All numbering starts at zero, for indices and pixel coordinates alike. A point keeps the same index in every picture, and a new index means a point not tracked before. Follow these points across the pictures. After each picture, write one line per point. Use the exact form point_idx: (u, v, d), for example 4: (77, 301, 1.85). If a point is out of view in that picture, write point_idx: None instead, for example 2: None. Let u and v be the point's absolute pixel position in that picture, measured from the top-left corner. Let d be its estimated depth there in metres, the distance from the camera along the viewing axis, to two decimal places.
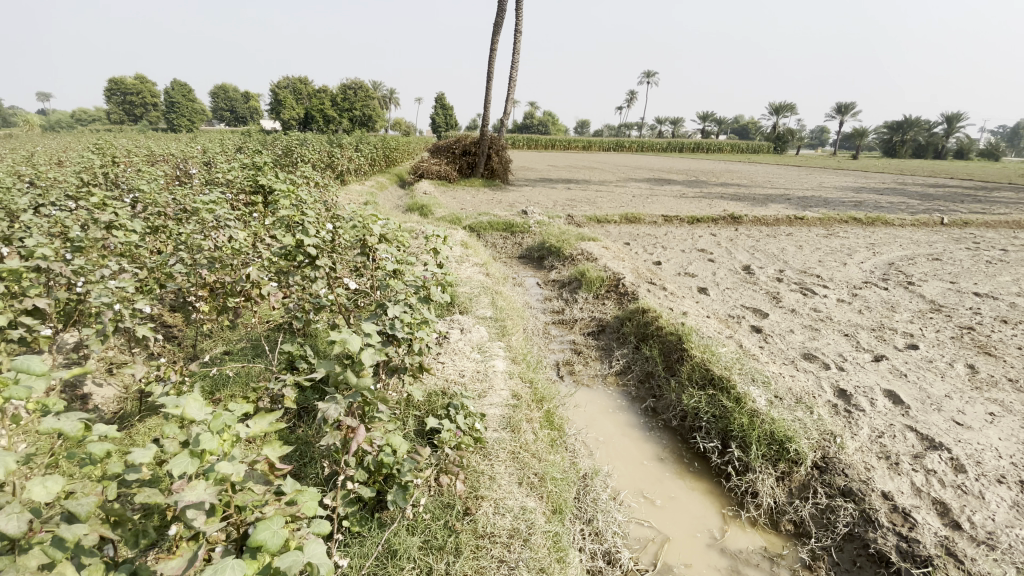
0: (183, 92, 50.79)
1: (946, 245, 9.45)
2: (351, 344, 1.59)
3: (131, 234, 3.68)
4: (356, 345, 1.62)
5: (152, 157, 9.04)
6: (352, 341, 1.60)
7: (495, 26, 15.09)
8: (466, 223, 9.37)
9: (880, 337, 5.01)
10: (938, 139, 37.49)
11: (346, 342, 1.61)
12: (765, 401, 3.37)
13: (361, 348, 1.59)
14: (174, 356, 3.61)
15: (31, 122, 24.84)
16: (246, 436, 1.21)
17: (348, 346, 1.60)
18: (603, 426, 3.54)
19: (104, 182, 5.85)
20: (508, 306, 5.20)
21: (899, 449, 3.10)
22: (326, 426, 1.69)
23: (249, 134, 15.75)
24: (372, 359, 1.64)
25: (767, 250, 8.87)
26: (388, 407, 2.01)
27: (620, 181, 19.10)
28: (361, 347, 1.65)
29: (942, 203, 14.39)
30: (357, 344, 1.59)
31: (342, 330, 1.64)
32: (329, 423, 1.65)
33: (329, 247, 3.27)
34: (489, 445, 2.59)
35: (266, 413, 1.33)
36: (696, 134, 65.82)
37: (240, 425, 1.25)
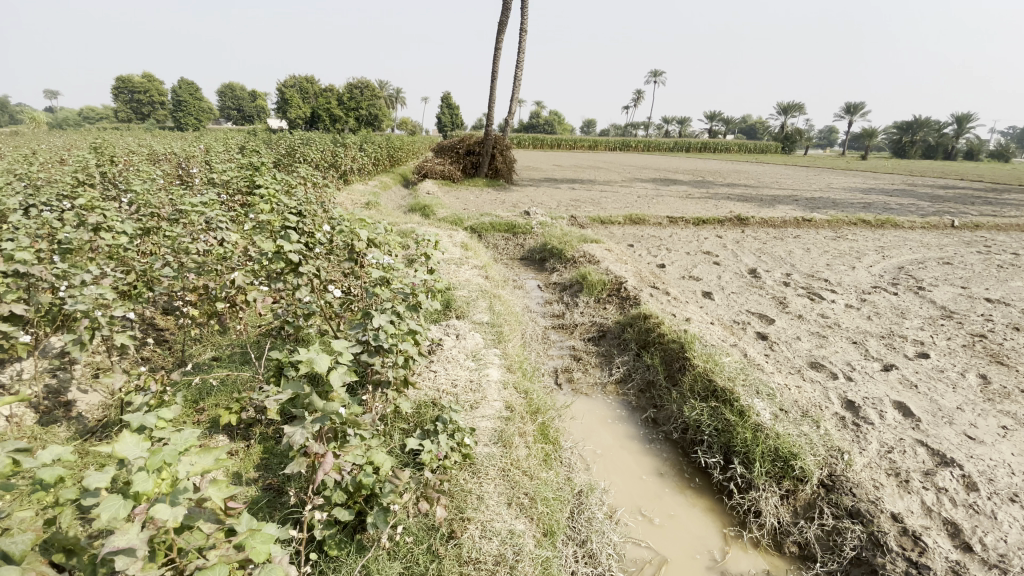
0: (190, 91, 51.12)
1: (957, 248, 9.24)
2: (318, 365, 1.53)
3: (119, 236, 3.59)
4: (325, 364, 1.55)
5: (154, 156, 8.99)
6: (320, 361, 1.54)
7: (500, 26, 15.01)
8: (468, 224, 9.26)
9: (889, 345, 4.85)
10: (948, 140, 37.00)
11: (313, 362, 1.55)
12: (770, 414, 3.23)
13: (329, 369, 1.53)
14: (162, 362, 3.52)
15: (41, 121, 25.09)
16: (187, 474, 1.10)
17: (316, 366, 1.54)
18: (601, 438, 3.42)
19: (101, 181, 5.78)
20: (506, 310, 5.08)
21: (909, 465, 2.96)
22: (293, 450, 1.60)
23: (254, 133, 15.69)
24: (341, 380, 1.60)
25: (773, 253, 8.71)
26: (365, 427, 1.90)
27: (625, 182, 18.94)
28: (330, 366, 1.58)
29: (952, 205, 14.12)
30: (326, 364, 1.53)
31: (309, 350, 1.58)
32: (295, 449, 1.57)
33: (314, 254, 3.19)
34: (478, 461, 2.48)
35: (213, 448, 1.21)
36: (703, 133, 65.37)
37: (181, 461, 1.15)
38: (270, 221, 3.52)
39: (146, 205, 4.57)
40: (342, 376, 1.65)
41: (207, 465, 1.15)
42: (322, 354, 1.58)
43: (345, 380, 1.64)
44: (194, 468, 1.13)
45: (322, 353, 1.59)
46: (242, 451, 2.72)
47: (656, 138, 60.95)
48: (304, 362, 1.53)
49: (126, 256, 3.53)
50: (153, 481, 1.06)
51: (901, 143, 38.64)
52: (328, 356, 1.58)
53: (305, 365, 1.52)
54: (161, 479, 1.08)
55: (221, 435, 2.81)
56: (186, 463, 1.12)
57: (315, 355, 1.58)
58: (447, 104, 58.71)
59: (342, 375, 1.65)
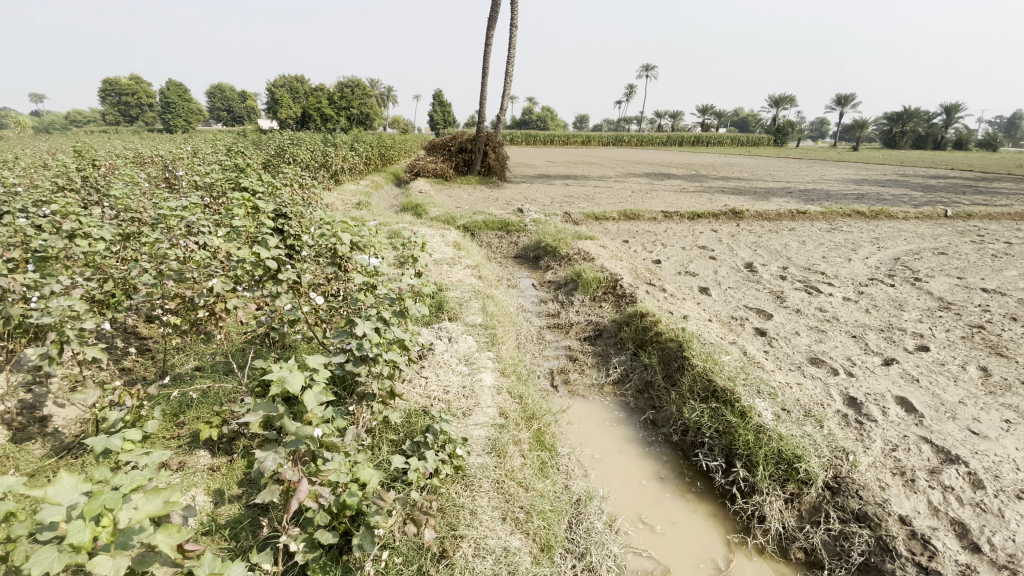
0: (180, 92, 50.69)
1: (951, 238, 9.20)
2: (289, 386, 1.42)
3: (96, 243, 3.42)
4: (297, 385, 1.44)
5: (140, 159, 8.77)
6: (291, 382, 1.42)
7: (490, 21, 14.82)
8: (461, 223, 9.13)
9: (889, 338, 4.78)
10: (938, 130, 37.09)
11: (284, 383, 1.44)
12: (772, 414, 3.14)
13: (301, 391, 1.42)
14: (143, 373, 3.39)
15: (23, 124, 24.68)
16: (130, 520, 1.09)
17: (288, 387, 1.43)
18: (598, 442, 3.32)
19: (81, 184, 5.61)
20: (500, 311, 4.97)
21: (914, 463, 2.88)
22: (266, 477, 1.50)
23: (244, 134, 15.44)
24: (315, 402, 1.49)
25: (768, 246, 8.63)
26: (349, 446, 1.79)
27: (619, 177, 18.85)
28: (303, 387, 1.47)
29: (943, 194, 14.12)
30: (298, 386, 1.42)
31: (280, 368, 1.48)
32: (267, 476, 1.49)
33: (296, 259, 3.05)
34: (470, 473, 2.38)
35: (160, 489, 1.20)
36: (695, 128, 65.30)
37: (125, 505, 1.14)
38: (249, 224, 3.37)
39: (126, 210, 4.40)
40: (318, 395, 1.53)
41: (153, 509, 1.14)
42: (294, 372, 1.47)
43: (321, 401, 1.52)
44: (138, 512, 1.12)
45: (295, 370, 1.48)
46: (224, 467, 2.60)
47: (649, 132, 60.92)
48: (274, 383, 1.42)
49: (104, 263, 3.39)
50: (93, 530, 1.04)
51: (891, 135, 38.72)
52: (301, 375, 1.47)
53: (276, 385, 1.42)
54: (102, 526, 1.07)
55: (202, 450, 2.69)
56: (129, 508, 1.12)
57: (287, 373, 1.47)
58: (439, 101, 58.35)
59: (318, 395, 1.53)
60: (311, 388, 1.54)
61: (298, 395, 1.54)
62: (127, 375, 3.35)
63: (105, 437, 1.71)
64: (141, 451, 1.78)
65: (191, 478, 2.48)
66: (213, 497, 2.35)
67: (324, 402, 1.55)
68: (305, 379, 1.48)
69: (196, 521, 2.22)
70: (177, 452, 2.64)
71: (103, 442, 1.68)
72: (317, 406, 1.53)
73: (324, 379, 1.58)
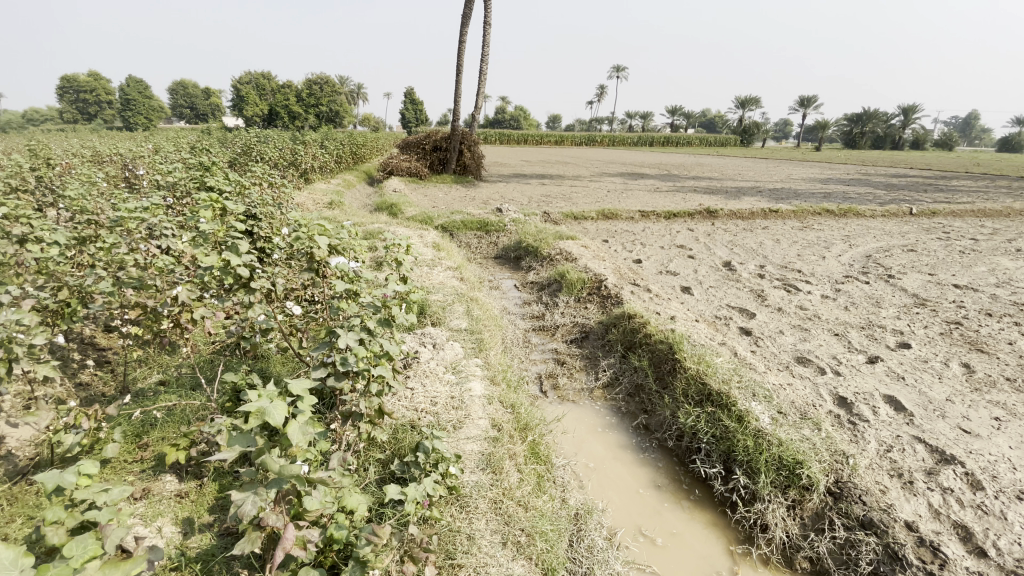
0: (138, 88, 48.61)
1: (918, 235, 9.49)
2: (271, 419, 1.23)
3: (49, 247, 3.05)
4: (279, 417, 1.25)
5: (97, 157, 8.24)
6: (272, 413, 1.24)
7: (464, 18, 14.63)
8: (438, 223, 8.91)
9: (871, 336, 4.82)
10: (896, 131, 38.61)
11: (264, 415, 1.25)
12: (769, 419, 3.08)
13: (284, 425, 1.23)
14: (102, 389, 3.11)
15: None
16: None
17: (269, 420, 1.24)
18: (592, 450, 3.20)
19: (28, 182, 5.18)
20: (484, 313, 4.81)
21: (910, 464, 2.86)
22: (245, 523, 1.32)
23: (208, 131, 14.78)
24: (300, 435, 1.30)
25: (745, 244, 8.72)
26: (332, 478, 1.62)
27: (595, 176, 18.88)
28: (285, 418, 1.28)
29: (906, 193, 14.62)
30: (280, 419, 1.23)
31: (260, 399, 1.29)
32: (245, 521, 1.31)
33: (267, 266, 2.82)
34: (465, 493, 2.24)
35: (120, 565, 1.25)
36: (666, 128, 66.29)
37: None
38: (218, 226, 3.10)
39: (80, 211, 4.06)
40: (303, 427, 1.34)
41: None
42: (275, 403, 1.28)
43: (307, 435, 1.33)
44: None
45: (277, 400, 1.30)
46: (193, 492, 2.37)
47: (621, 132, 61.50)
48: (251, 416, 1.23)
49: (58, 270, 3.04)
50: None
51: (852, 135, 40.10)
52: (283, 406, 1.29)
53: (254, 419, 1.23)
54: None
55: (169, 475, 2.45)
56: None
57: (267, 403, 1.29)
58: (410, 99, 57.53)
59: (304, 426, 1.34)
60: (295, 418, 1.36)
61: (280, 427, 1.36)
62: (83, 392, 3.05)
63: (57, 472, 1.44)
64: (99, 488, 1.52)
65: (157, 507, 2.25)
66: (183, 528, 2.13)
67: (311, 435, 1.37)
68: (288, 411, 1.29)
69: (165, 556, 1.99)
70: (140, 478, 2.39)
71: (55, 478, 1.41)
72: (303, 440, 1.35)
73: (310, 408, 1.40)
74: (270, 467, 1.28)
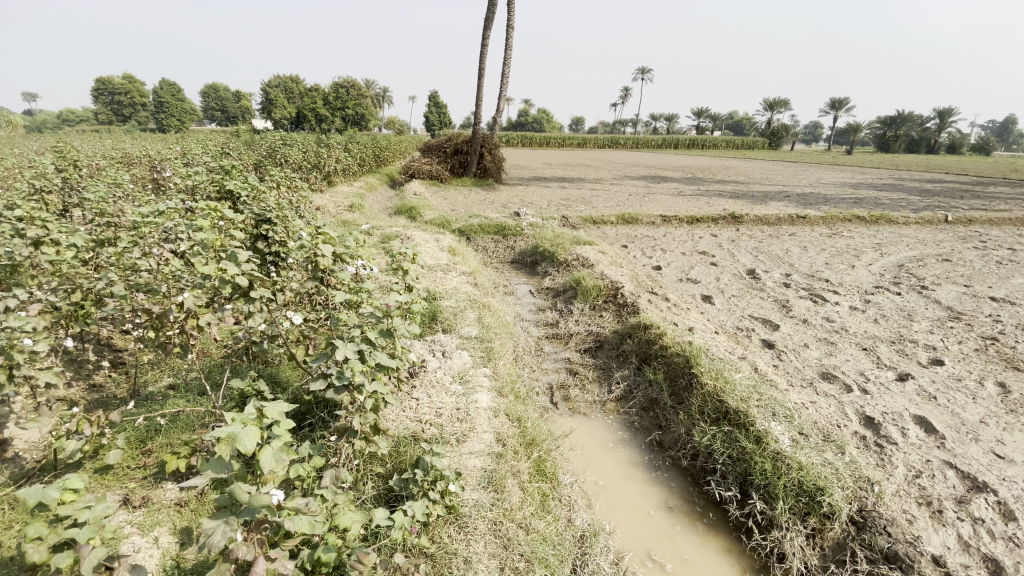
0: (173, 92, 50.27)
1: (954, 244, 9.06)
2: (241, 445, 1.21)
3: (65, 251, 3.10)
4: (249, 443, 1.24)
5: (127, 159, 8.48)
6: (243, 440, 1.22)
7: (486, 22, 14.67)
8: (456, 226, 8.90)
9: (901, 351, 4.58)
10: (932, 134, 37.25)
11: (235, 442, 1.23)
12: (789, 440, 2.92)
13: (254, 452, 1.21)
14: (114, 391, 3.15)
15: (14, 121, 24.27)
16: None
17: (239, 447, 1.22)
18: (603, 467, 3.09)
19: (57, 184, 5.33)
20: (496, 321, 4.74)
21: (939, 492, 2.67)
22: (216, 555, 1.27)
23: (238, 134, 15.14)
24: (272, 462, 1.28)
25: (771, 252, 8.46)
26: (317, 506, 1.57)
27: (616, 180, 18.67)
28: (257, 445, 1.26)
29: (942, 199, 14.02)
30: (250, 446, 1.21)
31: (232, 424, 1.28)
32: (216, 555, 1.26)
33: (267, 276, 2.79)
34: (464, 513, 2.17)
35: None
36: (691, 131, 65.32)
37: None
38: (218, 235, 3.04)
39: (101, 214, 4.14)
40: (276, 453, 1.32)
41: None
42: (247, 428, 1.26)
43: (280, 462, 1.31)
44: None
45: (249, 425, 1.28)
46: (193, 501, 2.35)
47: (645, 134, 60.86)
48: (221, 442, 1.21)
49: (72, 274, 3.09)
50: None
51: (886, 139, 38.81)
52: (255, 432, 1.27)
53: (223, 445, 1.21)
54: None
55: (170, 483, 2.45)
56: None
57: (239, 428, 1.27)
58: (434, 102, 58.01)
59: (277, 453, 1.32)
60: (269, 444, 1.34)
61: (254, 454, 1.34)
62: (95, 394, 3.10)
63: (40, 488, 1.43)
64: (82, 505, 1.52)
65: (156, 516, 2.24)
66: (179, 539, 2.12)
67: (285, 461, 1.35)
68: (260, 437, 1.27)
69: (159, 568, 1.98)
70: (141, 486, 2.40)
71: (38, 495, 1.40)
72: (276, 466, 1.33)
73: (285, 433, 1.38)
74: (241, 493, 1.26)
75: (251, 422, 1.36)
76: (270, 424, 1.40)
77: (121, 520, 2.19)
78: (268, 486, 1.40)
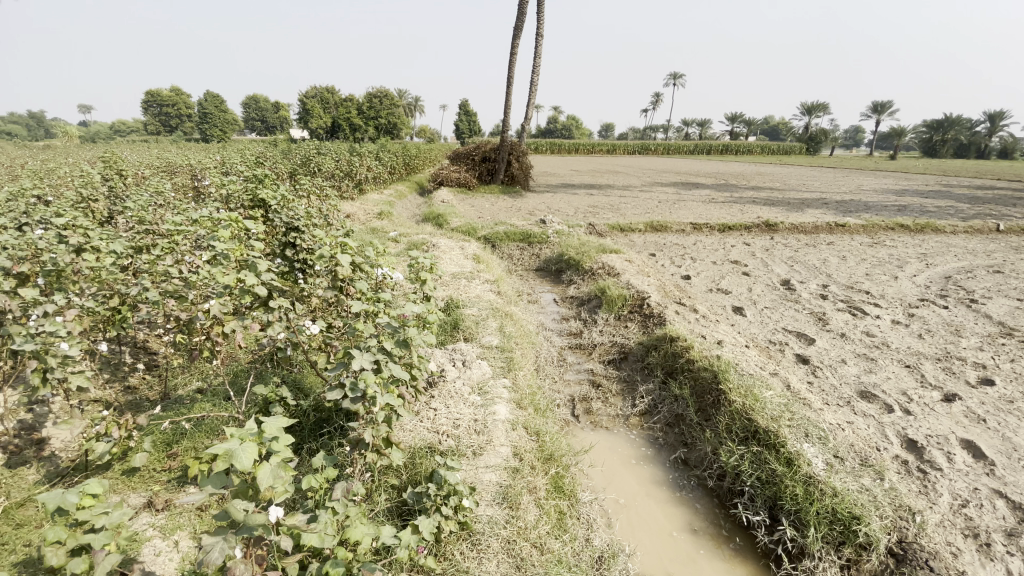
0: (217, 103, 52.49)
1: (1006, 255, 8.53)
2: (236, 462, 1.23)
3: (105, 256, 3.21)
4: (245, 460, 1.26)
5: (170, 167, 8.84)
6: (239, 457, 1.25)
7: (516, 30, 14.78)
8: (482, 234, 8.92)
9: (948, 369, 4.31)
10: (982, 138, 35.43)
11: (232, 458, 1.25)
12: (823, 464, 2.76)
13: (251, 467, 1.23)
14: (147, 393, 3.26)
15: (71, 132, 25.79)
16: None
17: (236, 463, 1.24)
18: (624, 485, 2.99)
19: (104, 193, 5.60)
20: (518, 330, 4.70)
21: (987, 523, 2.49)
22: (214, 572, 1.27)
23: (276, 143, 15.65)
24: (269, 478, 1.30)
25: (807, 261, 8.14)
26: (324, 521, 1.56)
27: (646, 187, 18.41)
28: (252, 462, 1.28)
29: (993, 207, 13.27)
30: (247, 462, 1.24)
31: (229, 441, 1.30)
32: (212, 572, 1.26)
33: (285, 285, 2.83)
34: (477, 530, 2.14)
35: None
36: (724, 137, 64.00)
37: None
38: (239, 245, 3.08)
39: (140, 221, 4.30)
40: (275, 470, 1.34)
41: None
42: (245, 445, 1.29)
43: (277, 479, 1.33)
44: None
45: (246, 442, 1.31)
46: (213, 506, 2.38)
47: (677, 139, 59.86)
48: (218, 457, 1.24)
49: (110, 279, 3.19)
50: None
51: (931, 143, 37.12)
52: (253, 449, 1.30)
53: (221, 460, 1.24)
54: None
55: (192, 487, 2.50)
56: None
57: (238, 445, 1.30)
58: (465, 111, 58.79)
59: (275, 469, 1.34)
60: (267, 460, 1.36)
61: (253, 470, 1.34)
62: (129, 396, 3.20)
63: (60, 492, 1.45)
64: (100, 510, 1.54)
65: (177, 519, 2.28)
66: (198, 543, 2.15)
67: (283, 478, 1.36)
68: (257, 453, 1.30)
69: (176, 572, 2.00)
70: (165, 489, 2.47)
71: (57, 499, 1.42)
72: (274, 483, 1.34)
73: (285, 451, 1.40)
74: (237, 511, 1.27)
75: (250, 438, 1.39)
76: (270, 441, 1.43)
77: (144, 523, 2.24)
78: (267, 502, 1.40)
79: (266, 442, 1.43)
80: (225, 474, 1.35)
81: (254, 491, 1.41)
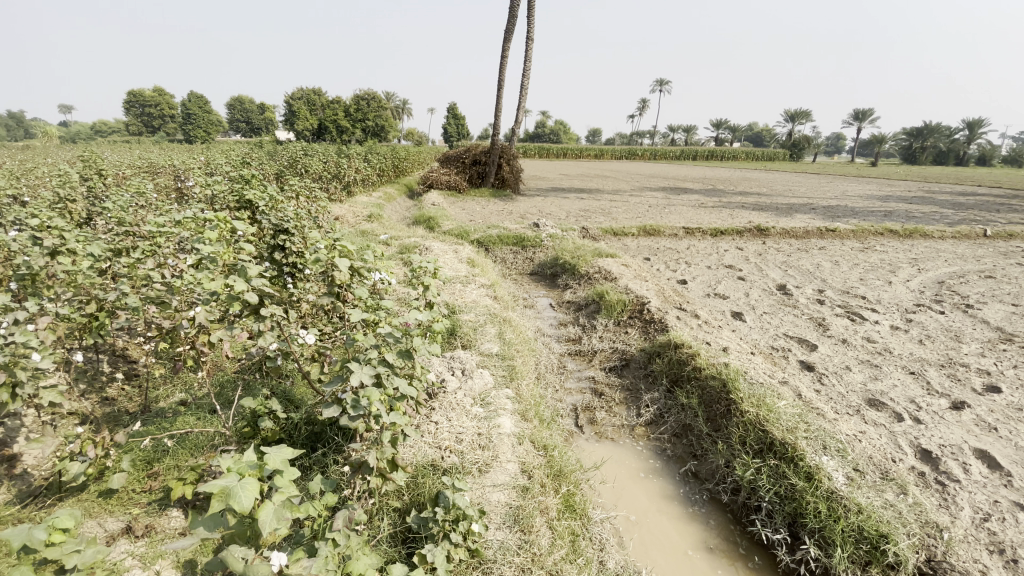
0: (200, 103, 51.47)
1: (995, 260, 8.60)
2: (235, 504, 1.10)
3: (82, 260, 2.98)
4: (243, 501, 1.12)
5: (152, 167, 8.53)
6: (239, 498, 1.11)
7: (507, 33, 14.69)
8: (475, 237, 8.76)
9: (953, 376, 4.25)
10: (960, 145, 36.26)
11: (231, 498, 1.12)
12: (845, 478, 2.65)
13: (252, 508, 1.10)
14: (126, 405, 3.04)
15: (49, 131, 25.12)
16: None
17: (236, 505, 1.11)
18: (634, 500, 2.86)
19: (82, 193, 5.32)
20: (517, 336, 4.56)
21: (1012, 538, 2.38)
22: None
23: (262, 145, 15.34)
24: (272, 519, 1.16)
25: (800, 266, 8.12)
26: (328, 561, 1.40)
27: (637, 191, 18.41)
28: (252, 503, 1.14)
29: (978, 213, 13.47)
30: (247, 504, 1.11)
31: (228, 477, 1.16)
32: None
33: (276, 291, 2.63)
34: (489, 558, 1.99)
35: None
36: (710, 142, 64.66)
37: None
38: (227, 248, 2.89)
39: (120, 223, 4.07)
40: (279, 510, 1.20)
41: None
42: (245, 482, 1.16)
43: (282, 520, 1.19)
44: None
45: (246, 478, 1.18)
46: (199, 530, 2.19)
47: (664, 145, 60.43)
48: (215, 498, 1.11)
49: (87, 284, 2.98)
50: None
51: (912, 150, 37.88)
52: (254, 487, 1.16)
53: (218, 501, 1.11)
54: None
55: (176, 510, 2.31)
56: None
57: (236, 481, 1.17)
58: (453, 115, 58.69)
59: (278, 509, 1.21)
60: (270, 499, 1.22)
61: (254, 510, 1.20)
62: (107, 409, 2.98)
63: (27, 527, 1.26)
64: (72, 547, 1.35)
65: (159, 547, 2.08)
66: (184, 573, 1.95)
67: (288, 519, 1.22)
68: (259, 490, 1.17)
69: None
70: (145, 513, 2.27)
71: (23, 536, 1.23)
72: (277, 524, 1.20)
73: (290, 487, 1.26)
74: (235, 560, 1.14)
75: (250, 473, 1.25)
76: (272, 476, 1.29)
77: (122, 551, 2.03)
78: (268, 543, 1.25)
79: (267, 477, 1.29)
80: (221, 513, 1.20)
81: (252, 532, 1.26)
